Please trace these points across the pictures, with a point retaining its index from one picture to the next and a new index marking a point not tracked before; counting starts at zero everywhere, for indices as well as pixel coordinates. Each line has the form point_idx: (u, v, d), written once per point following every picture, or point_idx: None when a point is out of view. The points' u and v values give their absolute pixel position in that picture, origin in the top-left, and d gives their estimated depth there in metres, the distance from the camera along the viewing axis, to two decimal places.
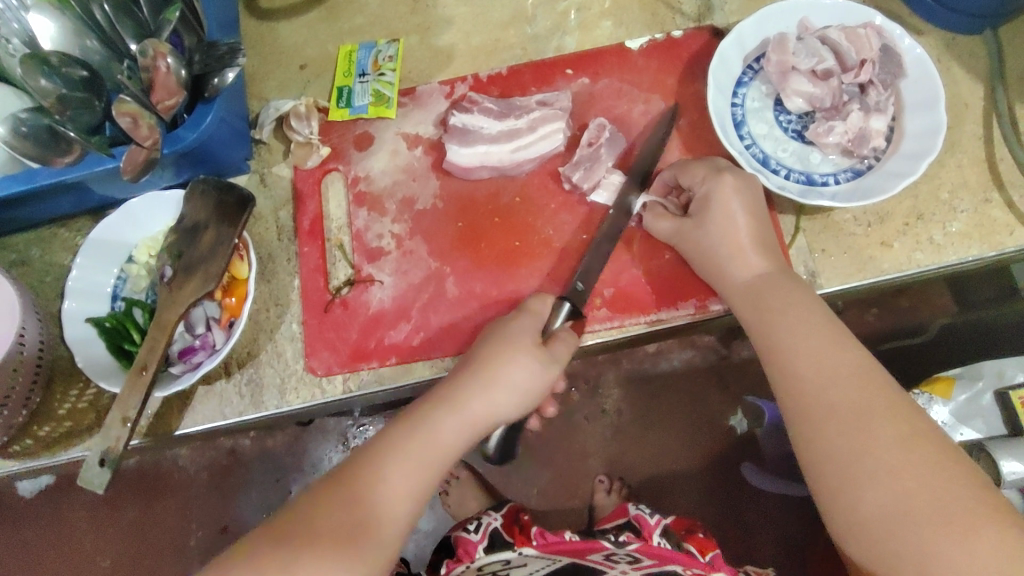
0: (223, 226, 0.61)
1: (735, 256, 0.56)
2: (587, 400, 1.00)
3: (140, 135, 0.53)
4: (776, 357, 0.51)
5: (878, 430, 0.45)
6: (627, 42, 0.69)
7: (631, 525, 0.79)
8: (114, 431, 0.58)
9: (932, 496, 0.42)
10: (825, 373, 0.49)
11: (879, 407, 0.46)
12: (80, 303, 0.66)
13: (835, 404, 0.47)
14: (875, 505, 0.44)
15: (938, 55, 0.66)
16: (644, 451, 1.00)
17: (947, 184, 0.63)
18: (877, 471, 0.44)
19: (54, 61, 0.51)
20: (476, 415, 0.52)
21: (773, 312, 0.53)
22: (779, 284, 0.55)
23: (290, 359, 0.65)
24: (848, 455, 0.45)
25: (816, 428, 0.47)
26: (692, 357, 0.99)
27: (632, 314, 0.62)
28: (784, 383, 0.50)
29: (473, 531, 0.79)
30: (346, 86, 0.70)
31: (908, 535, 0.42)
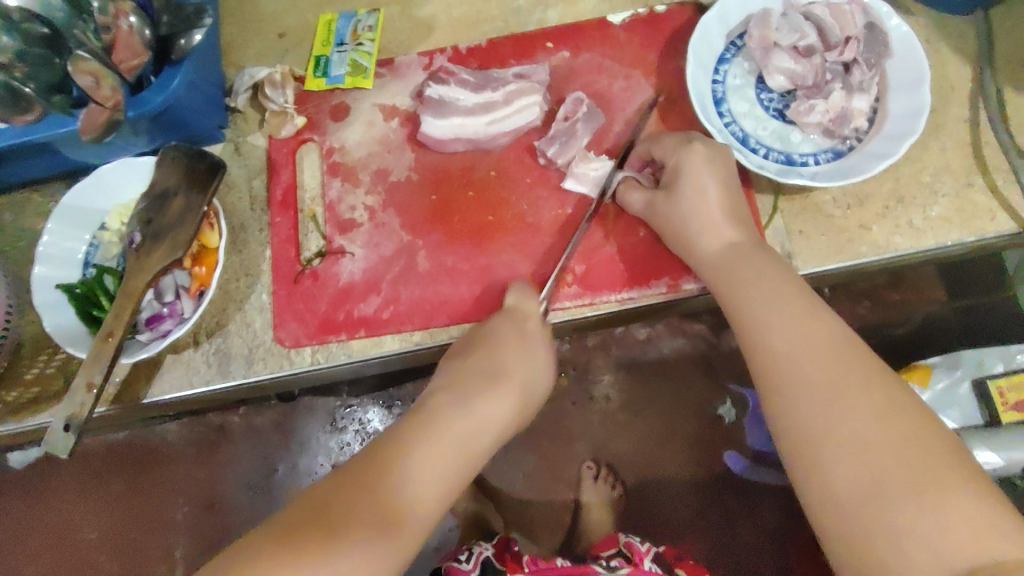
0: (193, 193, 0.61)
1: (707, 227, 0.56)
2: (577, 384, 0.99)
3: (101, 96, 0.52)
4: (750, 331, 0.51)
5: (854, 403, 0.44)
6: (610, 16, 0.67)
7: (621, 552, 0.80)
8: (79, 397, 0.57)
9: (905, 468, 0.41)
10: (799, 346, 0.48)
11: (855, 377, 0.45)
12: (50, 268, 0.65)
13: (809, 375, 0.46)
14: (849, 480, 0.42)
15: (927, 35, 0.65)
16: (625, 437, 0.99)
17: (930, 167, 0.61)
18: (850, 446, 0.43)
19: (15, 16, 0.49)
20: (490, 416, 0.54)
21: (746, 284, 0.52)
22: (756, 257, 0.54)
23: (259, 330, 0.64)
24: (820, 428, 0.44)
25: (790, 402, 0.46)
26: (682, 345, 0.98)
27: (604, 291, 0.61)
28: (758, 358, 0.50)
29: (465, 561, 0.78)
30: (323, 55, 0.69)
31: (883, 510, 0.41)
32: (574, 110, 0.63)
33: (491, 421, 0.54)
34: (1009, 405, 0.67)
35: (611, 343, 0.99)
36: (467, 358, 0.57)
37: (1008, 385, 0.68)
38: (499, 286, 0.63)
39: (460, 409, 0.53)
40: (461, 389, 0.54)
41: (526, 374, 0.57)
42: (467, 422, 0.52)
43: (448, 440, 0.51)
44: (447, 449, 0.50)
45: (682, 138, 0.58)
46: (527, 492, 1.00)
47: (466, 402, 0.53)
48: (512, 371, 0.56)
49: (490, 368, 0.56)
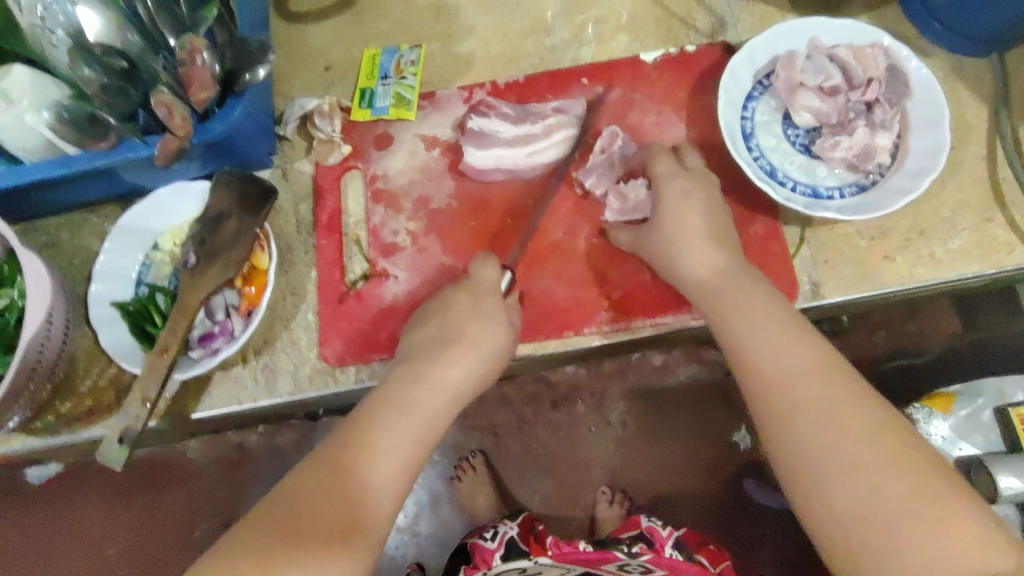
0: (246, 216, 0.64)
1: (696, 245, 0.58)
2: (592, 412, 0.99)
3: (174, 125, 0.56)
4: (741, 351, 0.52)
5: (849, 425, 0.46)
6: (641, 55, 0.71)
7: (643, 536, 0.81)
8: (134, 409, 0.61)
9: (901, 488, 0.44)
10: (790, 368, 0.49)
11: (844, 400, 0.47)
12: (107, 286, 0.69)
13: (801, 399, 0.48)
14: (850, 500, 0.44)
15: (944, 77, 0.68)
16: (642, 462, 1.00)
17: (949, 202, 0.64)
18: (851, 469, 0.45)
19: (98, 51, 0.53)
20: (442, 380, 0.56)
21: (736, 307, 0.54)
22: (744, 278, 0.56)
23: (304, 348, 0.67)
24: (823, 452, 0.46)
25: (791, 426, 0.48)
26: (698, 372, 0.98)
27: (638, 316, 0.64)
28: (753, 379, 0.51)
29: (489, 540, 0.83)
30: (368, 88, 0.73)
31: (885, 530, 0.43)
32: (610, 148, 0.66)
33: (450, 384, 0.57)
34: None
35: (629, 370, 0.98)
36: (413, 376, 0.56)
37: None
38: (537, 310, 0.65)
39: (418, 374, 0.56)
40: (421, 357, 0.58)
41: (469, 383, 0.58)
42: (422, 389, 0.56)
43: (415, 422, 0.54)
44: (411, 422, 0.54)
45: (677, 163, 0.63)
46: (549, 516, 1.01)
47: (423, 375, 0.56)
48: (444, 377, 0.57)
49: (403, 395, 0.55)
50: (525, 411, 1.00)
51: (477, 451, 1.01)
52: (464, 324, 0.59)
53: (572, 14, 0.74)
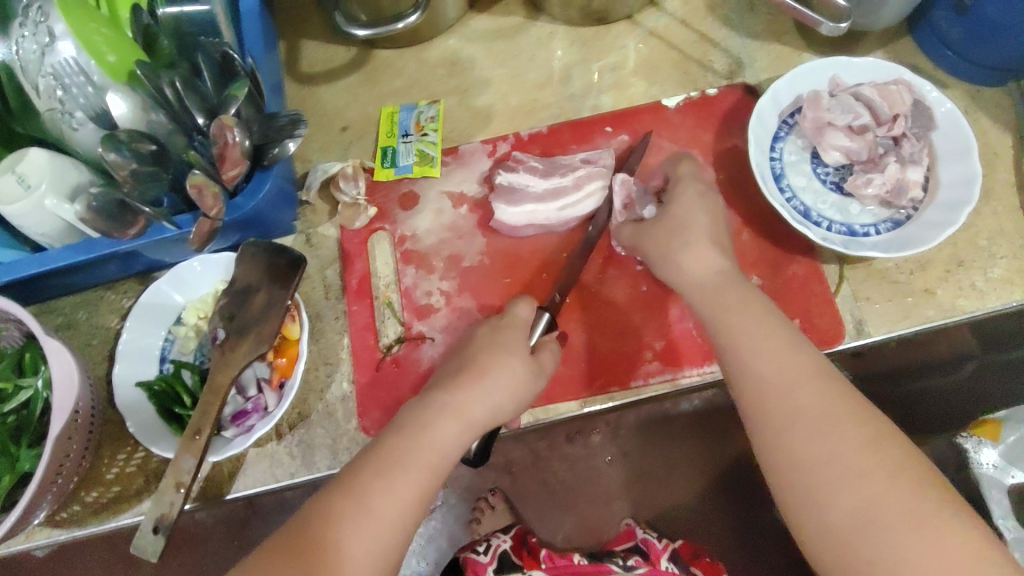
0: (275, 288, 0.62)
1: (694, 247, 0.57)
2: (607, 442, 0.82)
3: (207, 205, 0.54)
4: (733, 359, 0.51)
5: (847, 433, 0.45)
6: (663, 100, 0.71)
7: (638, 549, 0.78)
8: (168, 496, 0.58)
9: (900, 498, 0.43)
10: (786, 374, 0.49)
11: (842, 409, 0.46)
12: (130, 366, 0.66)
13: (798, 405, 0.47)
14: (848, 510, 0.43)
15: (965, 106, 0.68)
16: (663, 487, 0.83)
17: (984, 231, 0.64)
18: (847, 477, 0.44)
19: (125, 137, 0.52)
20: (461, 409, 0.53)
21: (729, 314, 0.53)
22: (738, 286, 0.55)
23: (342, 419, 0.65)
24: (819, 460, 0.45)
25: (780, 429, 0.47)
26: (711, 397, 0.84)
27: (685, 366, 0.63)
28: (743, 385, 0.50)
29: (483, 553, 0.78)
30: (389, 146, 0.72)
31: (878, 539, 0.42)
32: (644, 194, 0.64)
33: (462, 411, 0.53)
34: None
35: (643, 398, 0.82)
36: (431, 404, 0.53)
37: None
38: (580, 365, 0.64)
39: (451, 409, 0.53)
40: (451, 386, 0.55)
41: (486, 415, 0.54)
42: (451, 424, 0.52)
43: (426, 449, 0.50)
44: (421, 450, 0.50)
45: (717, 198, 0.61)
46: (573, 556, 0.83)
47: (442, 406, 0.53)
48: (465, 409, 0.53)
49: (418, 421, 0.52)
50: (539, 444, 0.82)
51: (494, 487, 0.83)
52: (477, 358, 0.57)
53: (588, 62, 0.74)
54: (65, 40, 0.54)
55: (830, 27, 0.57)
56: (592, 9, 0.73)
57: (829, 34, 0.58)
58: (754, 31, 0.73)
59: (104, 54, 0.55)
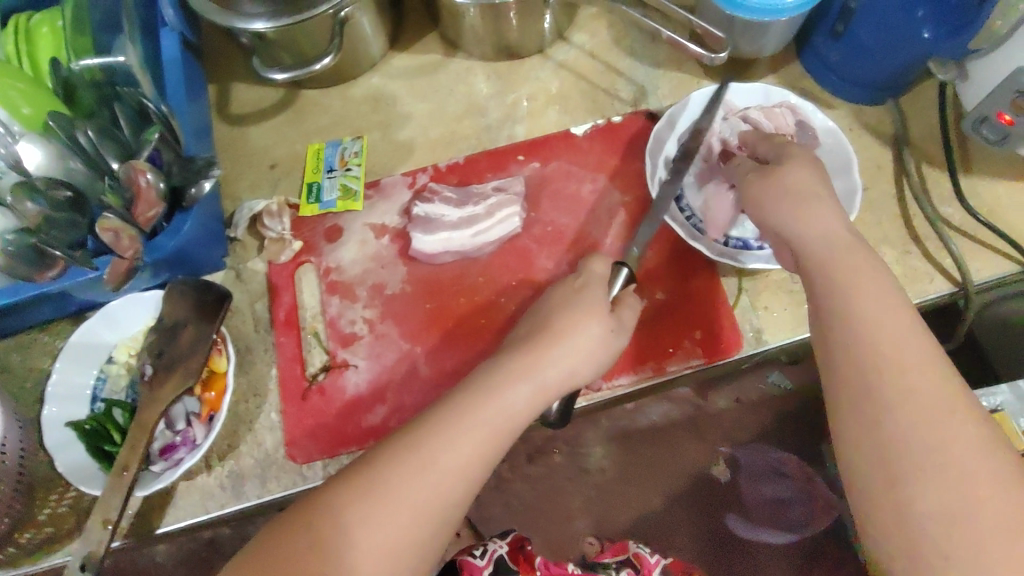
0: (202, 323, 0.65)
1: (800, 218, 0.56)
2: (568, 462, 0.86)
3: (122, 246, 0.56)
4: (849, 328, 0.49)
5: (959, 429, 0.44)
6: (573, 128, 0.76)
7: (630, 562, 0.75)
8: (95, 535, 0.59)
9: (997, 505, 0.42)
10: (908, 356, 0.47)
11: (957, 404, 0.45)
12: (62, 407, 0.67)
13: (916, 389, 0.46)
14: (939, 503, 0.43)
15: (849, 124, 0.73)
16: (623, 505, 0.85)
17: (870, 240, 0.68)
18: (946, 472, 0.43)
19: (41, 184, 0.55)
20: (543, 386, 0.54)
21: (847, 280, 0.51)
22: (860, 257, 0.52)
23: (270, 448, 0.66)
24: (924, 449, 0.44)
25: (890, 408, 0.46)
26: (668, 410, 0.87)
27: (645, 365, 0.66)
28: (858, 355, 0.48)
29: (478, 556, 0.70)
30: (315, 181, 0.76)
31: (965, 536, 0.42)
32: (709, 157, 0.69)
33: (543, 387, 0.54)
34: None
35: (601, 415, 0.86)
36: (514, 364, 0.54)
37: None
38: None
39: (523, 373, 0.54)
40: (534, 346, 0.56)
41: (558, 381, 0.55)
42: (523, 390, 0.54)
43: (498, 401, 0.53)
44: (497, 408, 0.52)
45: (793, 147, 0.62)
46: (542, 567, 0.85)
47: (530, 374, 0.54)
48: (537, 371, 0.54)
49: (496, 378, 0.54)
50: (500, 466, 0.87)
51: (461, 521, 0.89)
52: (553, 318, 0.57)
53: (503, 95, 0.79)
54: None
55: (712, 58, 0.67)
56: (504, 44, 0.77)
57: (712, 63, 0.68)
58: (657, 60, 0.78)
59: (22, 107, 0.58)
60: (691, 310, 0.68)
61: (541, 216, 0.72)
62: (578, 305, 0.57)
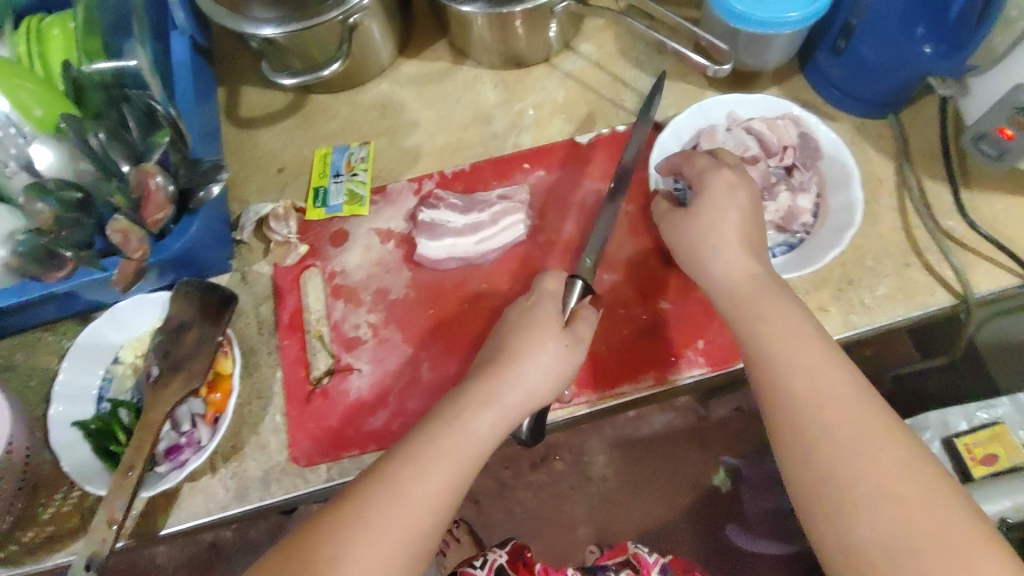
0: (206, 325, 0.66)
1: (724, 250, 0.59)
2: (571, 468, 1.04)
3: (130, 249, 0.57)
4: (766, 370, 0.53)
5: (881, 455, 0.46)
6: (578, 136, 0.76)
7: (630, 563, 0.76)
8: (100, 534, 0.59)
9: (933, 524, 0.44)
10: (821, 391, 0.50)
11: (876, 430, 0.48)
12: (68, 407, 0.68)
13: (834, 424, 0.48)
14: (876, 531, 0.44)
15: (852, 136, 0.74)
16: (628, 514, 1.02)
17: (871, 252, 0.69)
18: (877, 500, 0.45)
19: (52, 185, 0.56)
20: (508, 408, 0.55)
21: (761, 321, 0.55)
22: (773, 294, 0.56)
23: (273, 451, 0.67)
24: (852, 480, 0.46)
25: (813, 446, 0.48)
26: (671, 419, 1.05)
27: (615, 384, 0.67)
28: (778, 395, 0.51)
29: (478, 567, 0.71)
30: (321, 186, 0.76)
31: (906, 561, 0.43)
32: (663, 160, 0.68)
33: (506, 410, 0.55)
34: (978, 460, 0.72)
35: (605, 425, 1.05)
36: (470, 395, 0.55)
37: (974, 441, 0.73)
38: None
39: (484, 401, 0.55)
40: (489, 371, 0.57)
41: (520, 400, 0.55)
42: (485, 416, 0.54)
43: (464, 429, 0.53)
44: (467, 436, 0.53)
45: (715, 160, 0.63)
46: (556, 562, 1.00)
47: (492, 400, 0.55)
48: (496, 397, 0.55)
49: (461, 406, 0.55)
50: (505, 475, 1.05)
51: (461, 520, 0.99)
52: (508, 341, 0.58)
53: (509, 103, 0.79)
54: None
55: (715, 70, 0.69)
56: (511, 54, 0.78)
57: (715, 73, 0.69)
58: (662, 71, 0.79)
59: (32, 108, 0.58)
60: (695, 318, 0.68)
61: (545, 223, 0.73)
62: (534, 325, 0.58)
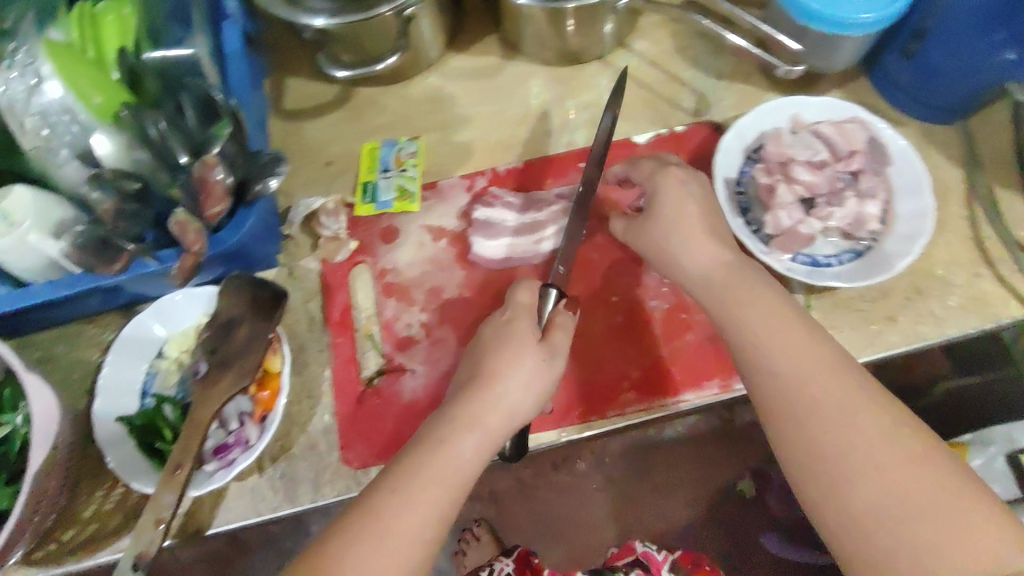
0: (258, 321, 0.63)
1: (693, 242, 0.58)
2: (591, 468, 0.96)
3: (190, 242, 0.55)
4: (748, 351, 0.53)
5: (866, 424, 0.47)
6: (635, 135, 0.74)
7: (640, 562, 0.77)
8: (147, 534, 0.56)
9: (922, 486, 0.45)
10: (803, 368, 0.50)
11: (859, 400, 0.48)
12: (112, 401, 0.66)
13: (818, 399, 0.49)
14: (869, 499, 0.45)
15: (918, 142, 0.72)
16: (647, 513, 0.96)
17: (940, 261, 0.67)
18: (869, 469, 0.46)
19: (110, 175, 0.54)
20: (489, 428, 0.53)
21: (738, 305, 0.54)
22: (747, 277, 0.55)
23: (324, 451, 0.65)
24: (842, 452, 0.47)
25: (800, 423, 0.49)
26: (696, 423, 0.97)
27: (659, 395, 0.65)
28: (760, 374, 0.52)
29: None
30: (370, 182, 0.74)
31: (899, 525, 0.44)
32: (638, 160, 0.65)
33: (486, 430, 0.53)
34: None
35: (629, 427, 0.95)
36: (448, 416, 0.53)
37: None
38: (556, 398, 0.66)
39: (465, 421, 0.53)
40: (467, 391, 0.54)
41: (503, 421, 0.53)
42: (468, 441, 0.52)
43: (444, 455, 0.51)
44: (453, 461, 0.51)
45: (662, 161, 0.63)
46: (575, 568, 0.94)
47: (473, 425, 0.52)
48: (480, 420, 0.53)
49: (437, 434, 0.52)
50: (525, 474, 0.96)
51: (480, 518, 0.96)
52: (485, 359, 0.56)
53: (563, 100, 0.78)
54: (51, 81, 0.55)
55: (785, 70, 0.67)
56: (568, 50, 0.76)
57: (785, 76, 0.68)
58: (722, 71, 0.77)
59: (91, 96, 0.56)
60: None
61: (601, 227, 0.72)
62: (510, 339, 0.56)
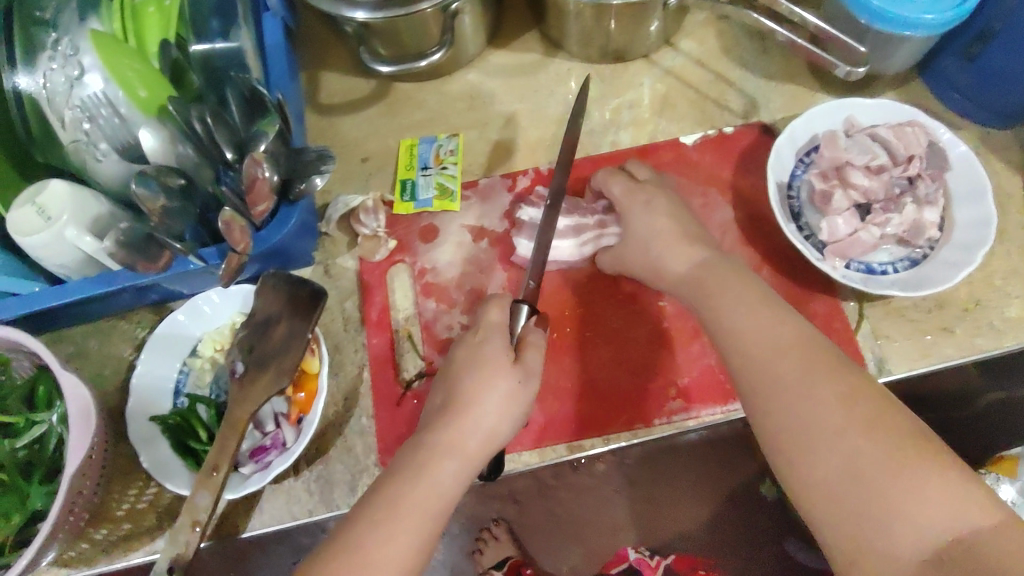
0: (296, 320, 0.61)
1: (668, 246, 0.59)
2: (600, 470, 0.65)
3: (234, 239, 0.54)
4: (721, 336, 0.51)
5: (825, 393, 0.44)
6: (682, 137, 0.73)
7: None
8: (183, 536, 0.56)
9: (884, 449, 0.41)
10: (770, 346, 0.48)
11: (819, 369, 0.45)
12: (146, 399, 0.65)
13: (782, 374, 0.46)
14: (830, 470, 0.42)
15: (976, 147, 0.70)
16: (662, 523, 0.65)
17: (999, 271, 0.65)
18: (830, 438, 0.43)
19: (153, 171, 0.53)
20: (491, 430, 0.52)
21: (712, 296, 0.53)
22: (722, 266, 0.55)
23: (361, 454, 0.64)
24: (801, 425, 0.44)
25: (765, 399, 0.46)
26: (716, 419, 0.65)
27: (705, 404, 0.65)
28: (733, 357, 0.50)
29: None
30: (408, 179, 0.73)
31: (865, 493, 0.41)
32: (626, 184, 0.64)
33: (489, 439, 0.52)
34: None
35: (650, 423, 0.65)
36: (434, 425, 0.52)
37: None
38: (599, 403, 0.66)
39: (443, 442, 0.50)
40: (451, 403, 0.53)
41: (482, 443, 0.51)
42: (449, 465, 0.49)
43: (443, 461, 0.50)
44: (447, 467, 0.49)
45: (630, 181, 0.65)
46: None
47: (466, 431, 0.51)
48: (462, 445, 0.50)
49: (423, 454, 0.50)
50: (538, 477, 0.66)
51: (499, 516, 0.66)
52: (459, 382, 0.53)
53: (606, 98, 0.76)
54: (94, 72, 0.54)
55: (845, 70, 0.62)
56: (612, 47, 0.74)
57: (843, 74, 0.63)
58: (771, 71, 0.75)
59: (136, 88, 0.54)
60: None
61: None
62: (481, 363, 0.53)
